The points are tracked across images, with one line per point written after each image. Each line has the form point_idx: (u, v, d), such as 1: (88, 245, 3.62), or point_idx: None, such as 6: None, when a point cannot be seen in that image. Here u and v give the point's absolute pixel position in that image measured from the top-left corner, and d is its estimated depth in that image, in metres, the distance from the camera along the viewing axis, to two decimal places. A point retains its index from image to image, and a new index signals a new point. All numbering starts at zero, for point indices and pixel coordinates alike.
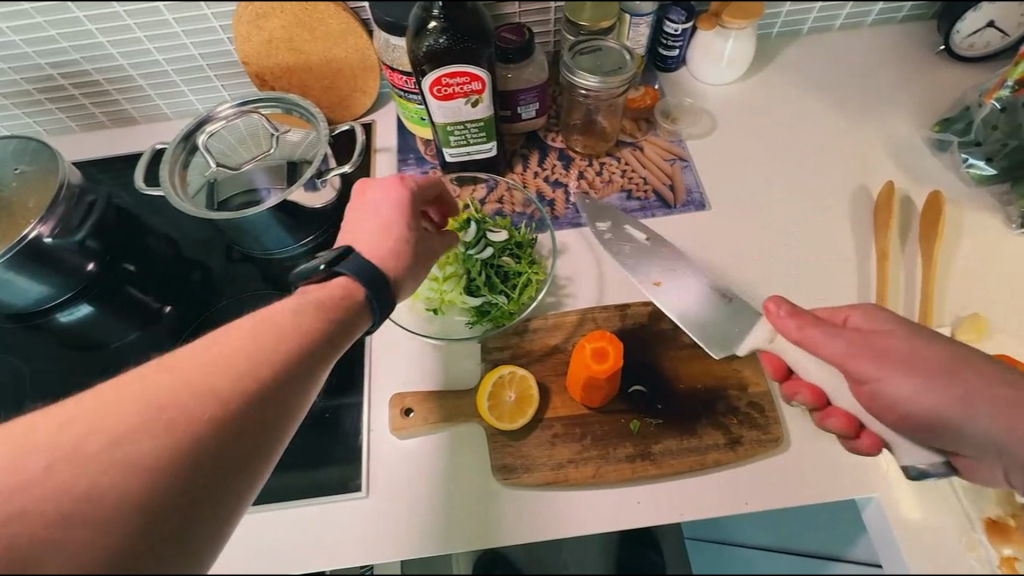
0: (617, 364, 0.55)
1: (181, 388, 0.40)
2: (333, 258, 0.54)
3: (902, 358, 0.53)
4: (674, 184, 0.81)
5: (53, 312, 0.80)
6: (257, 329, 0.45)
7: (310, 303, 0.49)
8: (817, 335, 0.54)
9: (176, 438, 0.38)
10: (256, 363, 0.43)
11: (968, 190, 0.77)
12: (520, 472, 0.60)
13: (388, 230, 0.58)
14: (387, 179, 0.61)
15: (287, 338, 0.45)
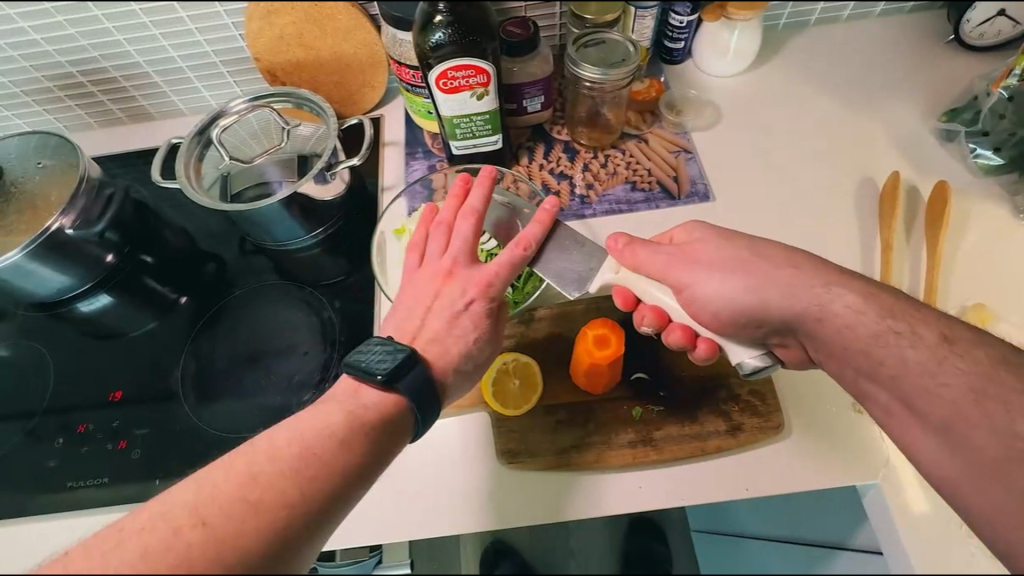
0: (618, 350, 0.56)
1: (247, 486, 0.42)
2: (393, 366, 0.51)
3: (723, 261, 0.61)
4: (678, 176, 0.82)
5: (75, 301, 0.83)
6: (323, 439, 0.46)
7: (367, 414, 0.49)
8: (641, 251, 0.63)
9: (240, 540, 0.39)
10: (314, 466, 0.44)
11: (975, 180, 0.77)
12: (524, 457, 0.62)
13: (451, 334, 0.56)
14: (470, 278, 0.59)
15: (343, 443, 0.46)
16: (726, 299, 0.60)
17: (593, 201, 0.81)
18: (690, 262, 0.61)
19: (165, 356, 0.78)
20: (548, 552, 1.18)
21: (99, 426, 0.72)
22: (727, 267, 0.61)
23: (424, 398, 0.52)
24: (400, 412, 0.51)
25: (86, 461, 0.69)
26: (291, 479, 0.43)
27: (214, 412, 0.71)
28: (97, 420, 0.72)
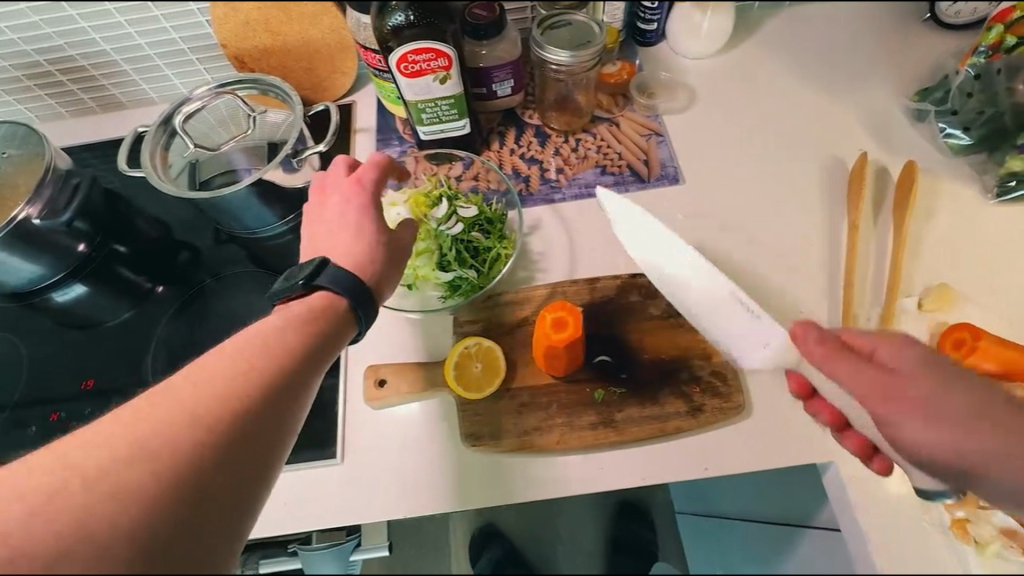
0: (576, 332, 0.57)
1: (172, 404, 0.37)
2: (309, 270, 0.51)
3: (937, 385, 0.46)
4: (648, 159, 0.81)
5: (49, 292, 0.83)
6: (246, 350, 0.42)
7: (291, 319, 0.46)
8: (849, 370, 0.46)
9: (169, 449, 0.35)
10: (245, 368, 0.41)
11: (945, 160, 0.76)
12: (487, 440, 0.62)
13: (359, 234, 0.55)
14: (344, 179, 0.59)
15: (272, 349, 0.43)
16: (932, 444, 0.46)
17: (563, 185, 0.81)
18: (895, 395, 0.46)
19: (138, 344, 0.78)
20: (533, 537, 1.20)
21: (71, 414, 0.72)
22: (946, 395, 0.45)
23: (349, 287, 0.50)
24: (331, 306, 0.49)
25: None
26: (212, 400, 0.38)
27: None
28: (69, 409, 0.73)
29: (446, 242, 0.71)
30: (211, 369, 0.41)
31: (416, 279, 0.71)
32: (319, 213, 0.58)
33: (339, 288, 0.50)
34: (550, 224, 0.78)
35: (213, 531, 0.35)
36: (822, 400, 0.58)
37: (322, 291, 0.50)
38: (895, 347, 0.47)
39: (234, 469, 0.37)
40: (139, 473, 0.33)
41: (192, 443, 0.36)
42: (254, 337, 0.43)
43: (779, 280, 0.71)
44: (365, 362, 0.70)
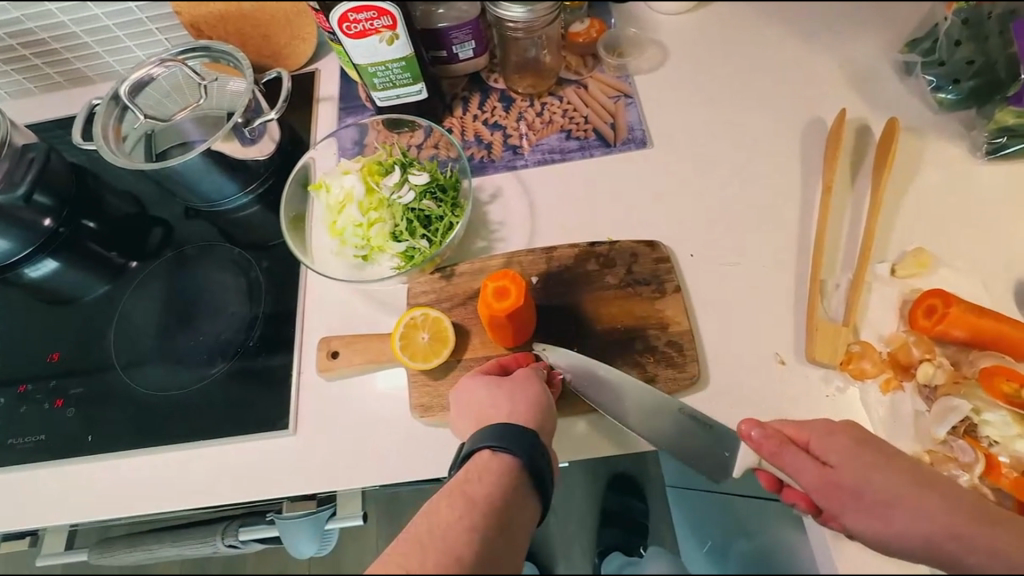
0: (517, 301, 0.55)
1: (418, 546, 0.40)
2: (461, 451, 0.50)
3: (875, 466, 0.47)
4: (615, 122, 0.78)
5: (20, 267, 0.84)
6: (458, 513, 0.42)
7: (488, 470, 0.46)
8: (786, 454, 0.49)
9: None
10: (468, 514, 0.42)
11: (933, 116, 0.71)
12: (437, 412, 0.62)
13: (503, 400, 0.53)
14: (476, 377, 0.57)
15: (477, 489, 0.44)
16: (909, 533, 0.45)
17: (526, 151, 0.78)
18: (840, 490, 0.47)
19: (105, 318, 0.79)
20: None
21: (36, 387, 0.74)
22: (892, 479, 0.46)
23: (526, 444, 0.47)
24: (528, 468, 0.47)
25: (24, 420, 0.71)
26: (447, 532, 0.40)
27: (145, 374, 0.72)
28: (36, 381, 0.74)
29: (398, 212, 0.69)
30: (443, 518, 0.42)
31: (370, 251, 0.70)
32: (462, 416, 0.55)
33: (518, 446, 0.47)
34: (510, 193, 0.75)
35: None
36: (790, 488, 0.53)
37: (504, 451, 0.47)
38: (824, 436, 0.50)
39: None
40: None
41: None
42: (452, 492, 0.44)
43: (746, 246, 0.68)
44: (319, 335, 0.70)
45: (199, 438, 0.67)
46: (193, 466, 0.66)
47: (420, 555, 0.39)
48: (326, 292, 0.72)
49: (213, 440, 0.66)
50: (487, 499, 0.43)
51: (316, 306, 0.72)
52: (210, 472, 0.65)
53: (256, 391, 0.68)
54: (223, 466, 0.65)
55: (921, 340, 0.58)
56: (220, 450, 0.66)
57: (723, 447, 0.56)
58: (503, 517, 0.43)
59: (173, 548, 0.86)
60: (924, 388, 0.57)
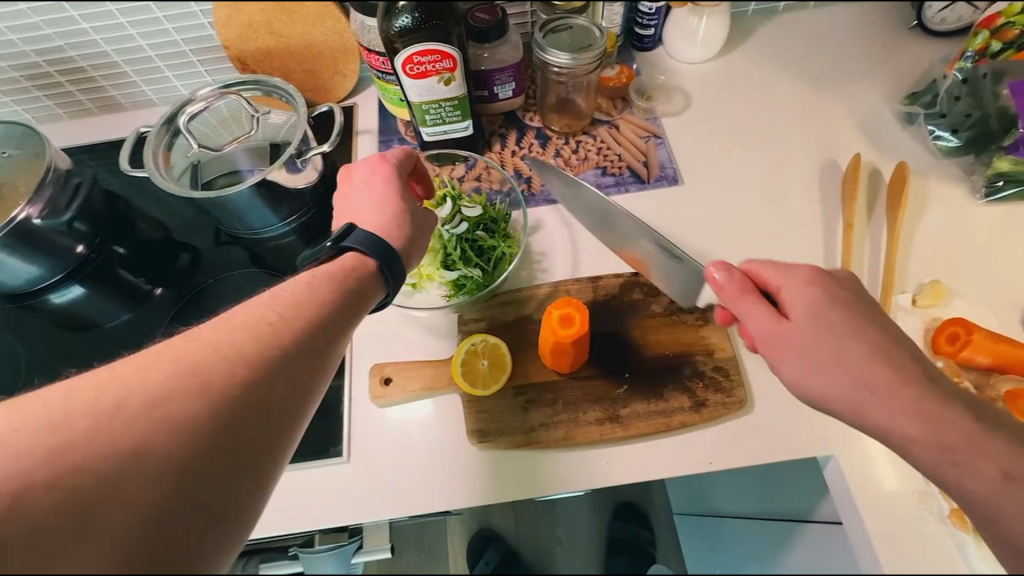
0: (583, 329, 0.57)
1: (212, 355, 0.44)
2: (337, 236, 0.59)
3: (825, 322, 0.51)
4: (647, 160, 0.83)
5: (46, 293, 0.83)
6: (283, 316, 0.49)
7: (322, 274, 0.55)
8: (749, 305, 0.54)
9: (208, 397, 0.40)
10: (278, 331, 0.48)
11: (935, 161, 0.79)
12: (495, 437, 0.63)
13: (384, 201, 0.63)
14: (369, 161, 0.66)
15: (303, 310, 0.51)
16: (829, 388, 0.50)
17: None
18: (784, 339, 0.52)
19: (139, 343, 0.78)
20: (529, 537, 1.20)
21: None
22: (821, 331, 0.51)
23: (376, 243, 0.59)
24: (382, 269, 0.59)
25: None
26: (228, 363, 0.43)
27: None
28: None
29: (450, 242, 0.71)
30: (251, 317, 0.49)
31: (420, 278, 0.73)
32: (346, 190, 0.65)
33: (376, 254, 0.58)
34: (551, 224, 0.79)
35: (226, 487, 0.39)
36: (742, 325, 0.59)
37: (369, 258, 0.59)
38: (798, 288, 0.53)
39: (246, 439, 0.41)
40: (183, 395, 0.40)
41: (185, 419, 0.39)
42: (282, 299, 0.51)
43: None
44: (369, 362, 0.70)
45: None
46: None
47: (192, 384, 0.41)
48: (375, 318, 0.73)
49: None
50: (304, 310, 0.51)
51: (365, 333, 0.72)
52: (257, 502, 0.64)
53: None
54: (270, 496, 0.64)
55: (948, 365, 0.62)
56: None
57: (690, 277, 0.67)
58: (292, 353, 0.47)
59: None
60: None
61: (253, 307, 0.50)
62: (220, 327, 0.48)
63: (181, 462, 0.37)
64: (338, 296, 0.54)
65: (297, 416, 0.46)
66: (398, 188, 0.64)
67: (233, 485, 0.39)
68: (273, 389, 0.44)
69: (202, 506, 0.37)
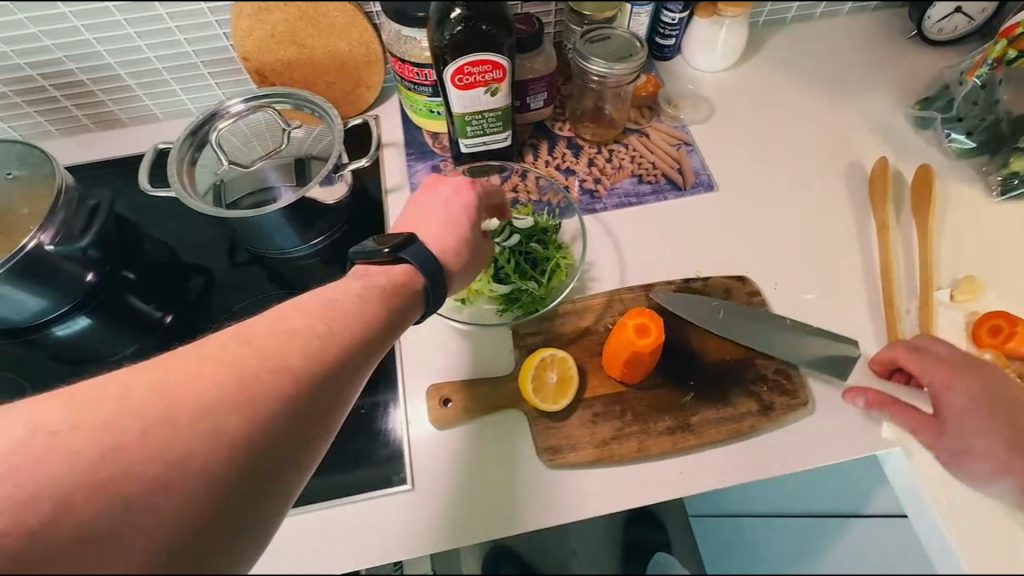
0: (659, 338, 0.57)
1: (261, 363, 0.41)
2: (398, 243, 0.56)
3: (979, 412, 0.58)
4: (681, 167, 0.84)
5: (49, 326, 0.76)
6: (332, 328, 0.46)
7: (374, 287, 0.52)
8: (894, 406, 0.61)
9: (250, 413, 0.39)
10: (325, 344, 0.45)
11: (949, 162, 0.83)
12: (566, 452, 0.61)
13: (455, 224, 0.60)
14: (459, 178, 0.64)
15: (351, 322, 0.48)
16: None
17: (603, 195, 0.82)
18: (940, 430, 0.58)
19: None
20: (549, 551, 1.18)
21: None
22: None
23: (429, 262, 0.55)
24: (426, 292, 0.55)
25: None
26: (271, 380, 0.41)
27: None
28: None
29: (503, 254, 0.69)
30: (293, 325, 0.45)
31: (471, 294, 0.70)
32: (425, 195, 0.63)
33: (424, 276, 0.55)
34: (594, 233, 0.79)
35: (251, 510, 0.37)
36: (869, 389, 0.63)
37: (417, 275, 0.55)
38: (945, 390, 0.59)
39: (275, 461, 0.39)
40: (226, 405, 0.38)
41: (222, 440, 0.37)
42: (337, 306, 0.48)
43: (822, 278, 0.74)
44: (423, 382, 0.67)
45: (298, 504, 0.61)
46: (299, 532, 0.61)
47: (233, 400, 0.38)
48: (425, 337, 0.70)
49: (317, 505, 0.61)
50: (342, 324, 0.47)
51: (415, 352, 0.69)
52: (317, 539, 0.60)
53: (359, 448, 0.64)
54: (333, 530, 0.61)
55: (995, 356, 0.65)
56: (327, 514, 0.61)
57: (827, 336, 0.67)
58: (332, 374, 0.44)
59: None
60: None
61: (302, 310, 0.47)
62: (270, 324, 0.45)
63: (210, 488, 0.35)
64: (383, 316, 0.51)
65: (328, 436, 0.44)
66: (462, 207, 0.61)
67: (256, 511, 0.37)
68: (310, 412, 0.42)
69: (226, 531, 0.36)
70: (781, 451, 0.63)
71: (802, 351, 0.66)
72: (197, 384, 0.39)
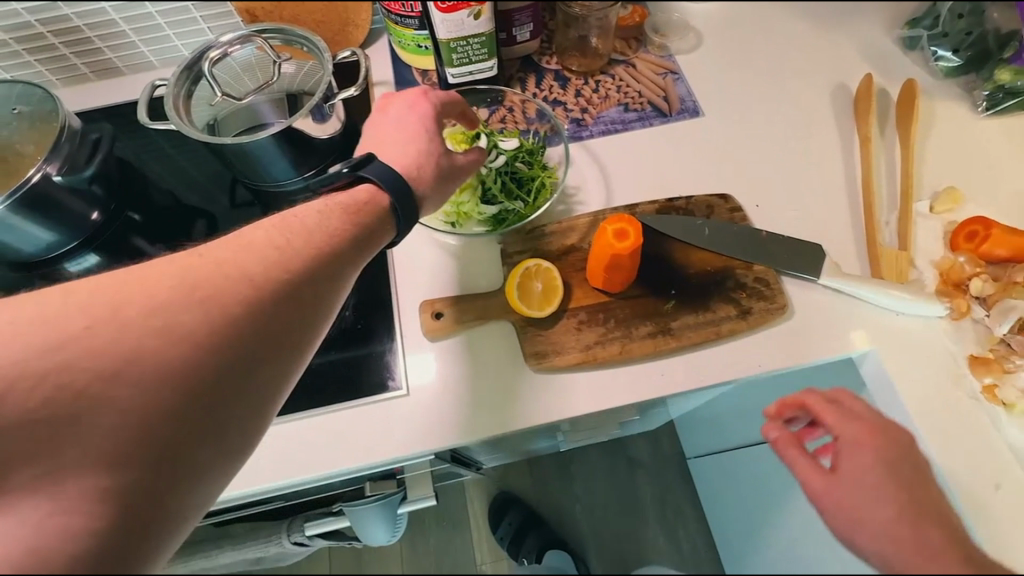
0: (637, 240, 0.59)
1: (219, 270, 0.44)
2: (356, 165, 0.56)
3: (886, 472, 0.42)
4: (667, 95, 0.85)
5: (59, 262, 0.79)
6: (293, 242, 0.48)
7: (335, 203, 0.52)
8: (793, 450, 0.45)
9: (212, 312, 0.41)
10: (288, 254, 0.47)
11: (937, 81, 0.83)
12: (552, 357, 0.64)
13: (415, 134, 0.60)
14: (410, 94, 0.63)
15: (314, 235, 0.49)
16: None
17: (589, 123, 0.83)
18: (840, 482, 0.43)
19: None
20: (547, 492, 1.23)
21: None
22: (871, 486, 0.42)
23: (393, 182, 0.55)
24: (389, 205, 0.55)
25: None
26: (231, 287, 0.43)
27: None
28: None
29: (490, 176, 0.71)
30: (254, 239, 0.47)
31: (460, 217, 0.73)
32: (380, 117, 0.63)
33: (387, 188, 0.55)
34: (580, 159, 0.80)
35: (232, 406, 0.41)
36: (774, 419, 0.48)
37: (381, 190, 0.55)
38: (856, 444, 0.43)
39: (242, 361, 0.42)
40: (182, 304, 0.41)
41: (183, 346, 0.40)
42: (296, 221, 0.49)
43: (805, 196, 0.76)
44: (417, 300, 0.70)
45: (302, 411, 0.65)
46: (301, 435, 0.64)
47: (207, 312, 0.41)
48: (417, 259, 0.73)
49: (320, 412, 0.65)
50: (299, 236, 0.48)
51: (408, 275, 0.72)
52: (321, 442, 0.64)
53: (358, 362, 0.68)
54: (335, 435, 0.64)
55: (969, 259, 0.66)
56: (329, 419, 0.65)
57: (808, 251, 0.69)
58: (300, 289, 0.46)
59: (238, 550, 0.89)
60: (976, 298, 0.65)
61: (262, 227, 0.49)
62: (229, 242, 0.48)
63: (172, 390, 0.39)
64: (354, 234, 0.51)
65: (309, 342, 0.47)
66: (427, 126, 0.60)
67: (241, 410, 0.42)
68: (275, 326, 0.44)
69: (196, 438, 0.39)
70: (760, 355, 0.65)
71: (775, 254, 0.69)
72: (151, 287, 0.43)
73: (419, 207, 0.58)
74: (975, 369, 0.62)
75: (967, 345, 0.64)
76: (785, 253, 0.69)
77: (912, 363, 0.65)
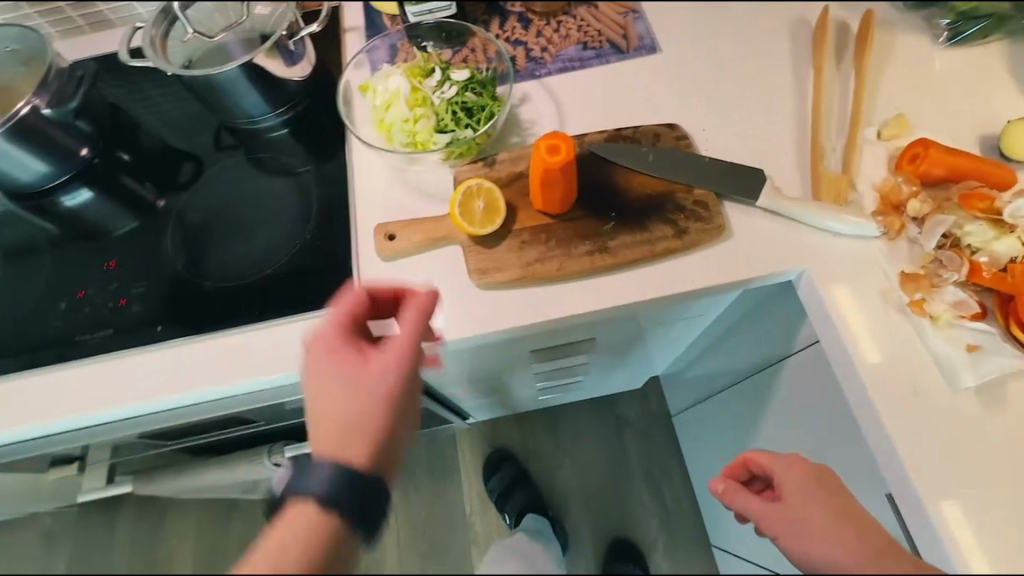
0: (568, 155, 0.62)
1: (349, 427, 0.52)
2: (307, 472, 0.50)
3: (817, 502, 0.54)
4: (626, 33, 0.86)
5: (57, 196, 0.87)
6: (381, 403, 0.53)
7: (387, 365, 0.55)
8: (740, 499, 0.59)
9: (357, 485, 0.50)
10: (402, 406, 0.55)
11: (899, 14, 0.83)
12: (494, 272, 0.68)
13: (361, 406, 0.53)
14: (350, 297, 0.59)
15: (404, 368, 0.55)
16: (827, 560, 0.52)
17: (548, 61, 0.85)
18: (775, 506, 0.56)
19: (150, 238, 0.82)
20: None
21: (98, 290, 0.77)
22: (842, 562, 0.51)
23: (341, 488, 0.49)
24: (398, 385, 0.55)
25: (86, 317, 0.75)
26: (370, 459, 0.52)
27: (208, 272, 0.77)
28: (96, 287, 0.77)
29: (442, 107, 0.75)
30: (351, 399, 0.53)
31: (415, 146, 0.75)
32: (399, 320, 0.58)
33: (343, 501, 0.49)
34: (537, 95, 0.83)
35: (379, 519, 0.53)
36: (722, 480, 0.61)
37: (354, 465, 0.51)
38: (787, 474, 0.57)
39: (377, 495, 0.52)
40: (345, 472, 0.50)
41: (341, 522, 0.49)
42: (388, 377, 0.54)
43: (754, 125, 0.77)
44: (373, 224, 0.75)
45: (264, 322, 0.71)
46: (262, 342, 0.70)
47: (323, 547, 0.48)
48: (375, 187, 0.77)
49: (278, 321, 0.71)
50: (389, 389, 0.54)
51: (367, 201, 0.77)
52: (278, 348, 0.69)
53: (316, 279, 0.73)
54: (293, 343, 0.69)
55: (909, 180, 0.67)
56: (288, 329, 0.70)
57: (749, 176, 0.71)
58: (405, 407, 0.56)
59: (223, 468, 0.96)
60: (913, 219, 0.66)
61: (351, 374, 0.54)
62: (320, 394, 0.54)
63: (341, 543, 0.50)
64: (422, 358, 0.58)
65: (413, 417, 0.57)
66: (395, 383, 0.54)
67: None
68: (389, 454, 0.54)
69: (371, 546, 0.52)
70: (692, 272, 0.68)
71: (715, 178, 0.71)
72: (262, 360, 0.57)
73: (409, 365, 0.56)
74: (905, 285, 0.63)
75: (900, 262, 0.65)
76: (724, 176, 0.71)
77: (846, 278, 0.66)
